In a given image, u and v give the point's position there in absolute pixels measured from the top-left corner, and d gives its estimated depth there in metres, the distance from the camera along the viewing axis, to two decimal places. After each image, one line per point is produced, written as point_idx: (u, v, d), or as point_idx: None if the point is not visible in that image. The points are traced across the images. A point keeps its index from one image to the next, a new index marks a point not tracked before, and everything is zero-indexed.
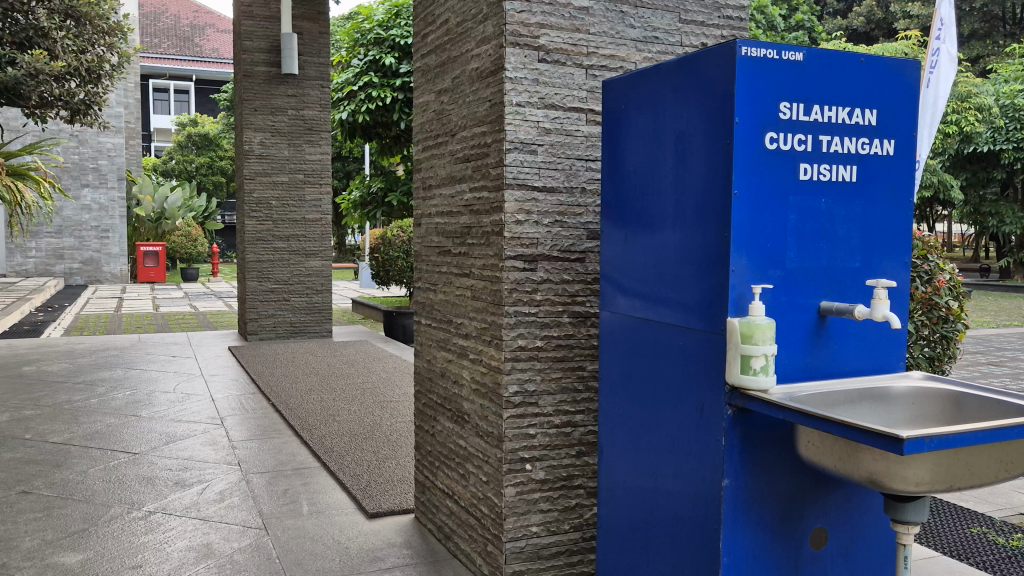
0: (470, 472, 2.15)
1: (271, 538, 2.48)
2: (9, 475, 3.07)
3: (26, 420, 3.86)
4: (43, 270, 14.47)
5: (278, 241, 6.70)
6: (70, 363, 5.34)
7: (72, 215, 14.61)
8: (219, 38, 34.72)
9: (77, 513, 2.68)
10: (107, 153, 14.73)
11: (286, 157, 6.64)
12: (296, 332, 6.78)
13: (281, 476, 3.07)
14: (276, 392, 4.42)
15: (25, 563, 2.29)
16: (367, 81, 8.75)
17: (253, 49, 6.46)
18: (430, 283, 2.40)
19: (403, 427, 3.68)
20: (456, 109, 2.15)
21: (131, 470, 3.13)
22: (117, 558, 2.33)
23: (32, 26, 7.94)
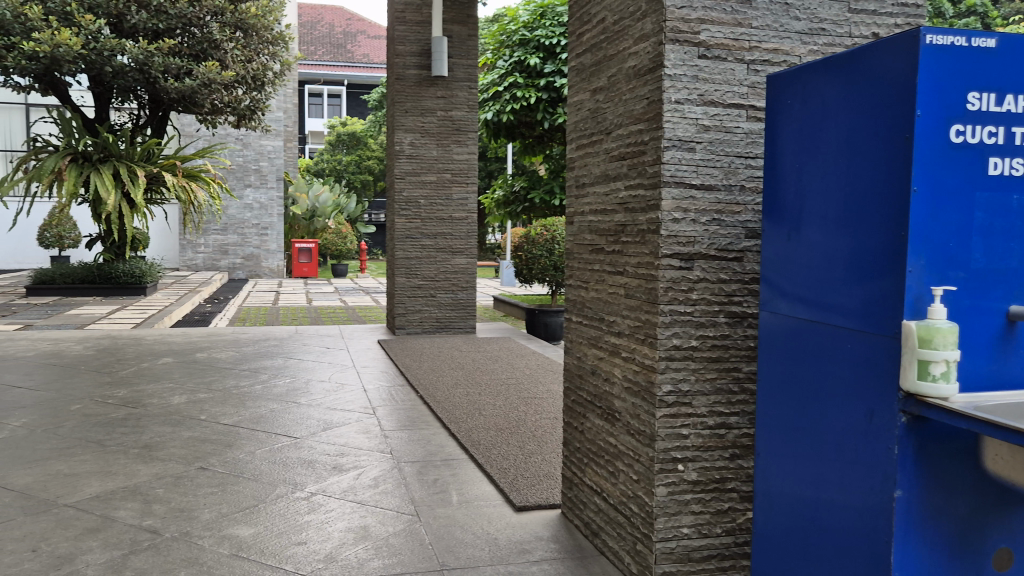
0: (621, 470, 2.15)
1: (423, 525, 2.57)
2: (189, 451, 3.34)
3: (201, 401, 4.18)
4: (210, 264, 15.58)
5: (426, 238, 6.91)
6: (237, 351, 5.72)
7: (236, 214, 15.63)
8: (370, 44, 36.49)
9: (248, 490, 2.88)
10: (268, 155, 15.71)
11: (434, 157, 6.85)
12: (441, 327, 6.98)
13: (430, 466, 3.18)
14: (424, 385, 4.58)
15: (205, 533, 2.49)
16: (512, 81, 8.95)
17: (405, 53, 6.70)
18: (581, 280, 2.42)
19: (547, 423, 3.72)
20: (613, 107, 2.15)
21: (293, 453, 3.33)
22: (284, 534, 2.49)
23: (206, 39, 10.42)
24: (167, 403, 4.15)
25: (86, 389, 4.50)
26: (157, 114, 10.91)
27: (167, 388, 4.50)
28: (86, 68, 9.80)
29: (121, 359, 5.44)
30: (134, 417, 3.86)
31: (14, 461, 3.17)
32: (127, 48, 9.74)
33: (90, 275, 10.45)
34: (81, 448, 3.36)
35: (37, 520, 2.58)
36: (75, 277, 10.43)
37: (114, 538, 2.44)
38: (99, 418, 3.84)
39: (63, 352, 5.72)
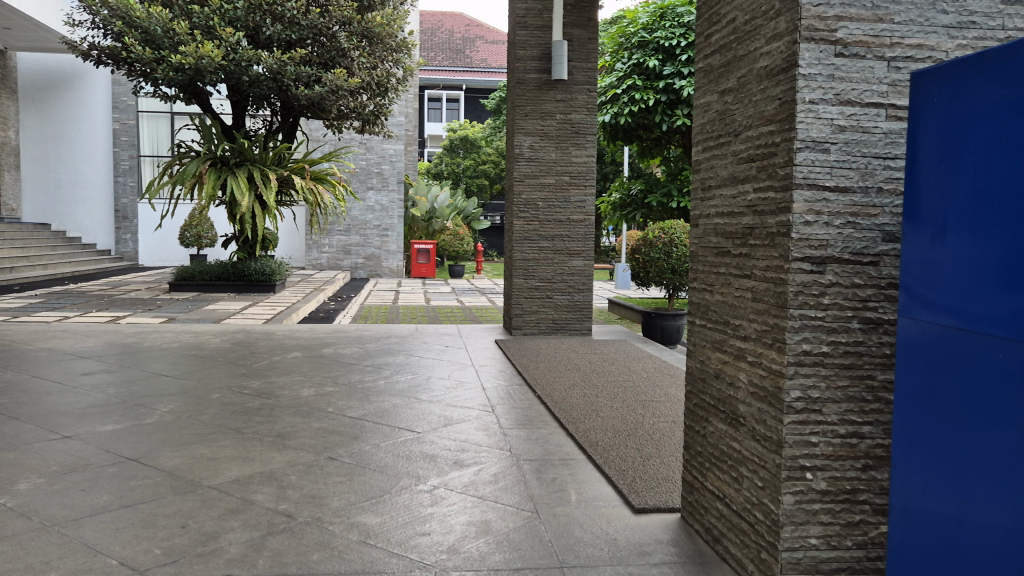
0: (745, 476, 2.12)
1: (542, 522, 2.60)
2: (319, 441, 3.50)
3: (329, 395, 4.38)
4: (333, 264, 16.23)
5: (544, 240, 6.97)
6: (361, 347, 5.94)
7: (358, 216, 16.20)
8: (488, 49, 37.08)
9: (374, 481, 3.00)
10: (389, 158, 16.19)
11: (553, 159, 6.90)
12: (557, 328, 7.02)
13: (549, 465, 3.22)
14: (541, 385, 4.62)
15: (336, 519, 2.61)
16: (631, 84, 8.96)
17: (526, 57, 6.79)
18: (706, 283, 2.39)
19: (665, 427, 3.69)
20: (742, 109, 2.12)
21: (416, 447, 3.43)
22: (408, 525, 2.58)
23: (335, 48, 10.88)
24: (297, 395, 4.36)
25: (224, 379, 4.79)
26: (288, 120, 11.46)
27: (297, 381, 4.74)
28: (225, 77, 10.40)
29: (254, 352, 5.76)
30: (268, 407, 4.08)
31: (163, 444, 3.42)
32: (262, 59, 10.24)
33: (226, 273, 11.05)
34: (221, 434, 3.58)
35: (185, 499, 2.78)
36: (211, 274, 11.07)
37: (253, 520, 2.59)
38: (237, 407, 4.08)
39: (203, 344, 6.11)
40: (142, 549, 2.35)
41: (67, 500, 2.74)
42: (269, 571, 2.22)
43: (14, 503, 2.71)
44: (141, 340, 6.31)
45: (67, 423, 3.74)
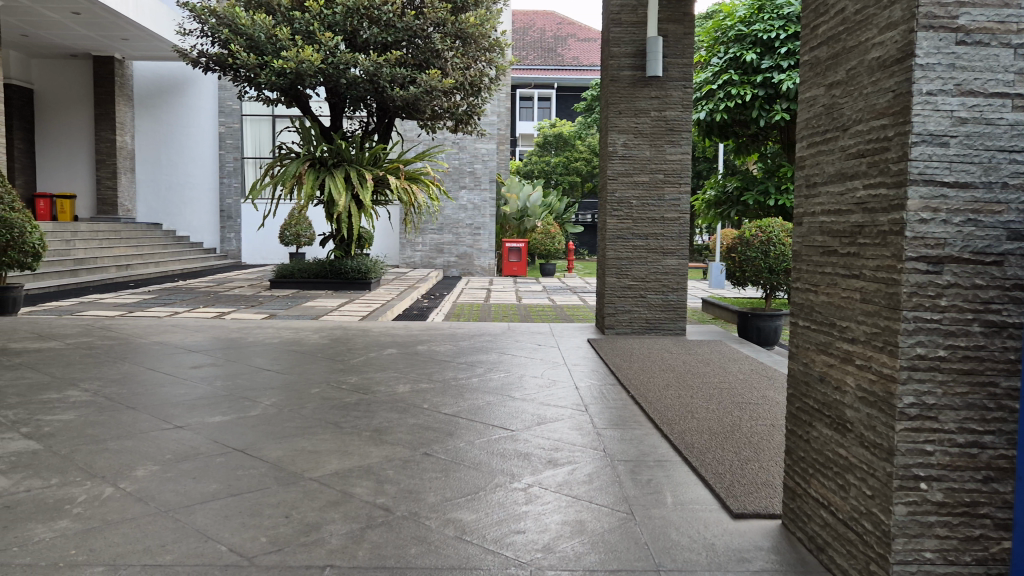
0: (852, 484, 2.04)
1: (637, 524, 2.57)
2: (415, 437, 3.56)
3: (423, 391, 4.45)
4: (427, 262, 16.54)
5: (638, 238, 6.89)
6: (454, 345, 6.01)
7: (451, 215, 16.42)
8: (580, 46, 37.04)
9: (469, 478, 3.03)
10: (482, 157, 16.32)
11: (647, 157, 6.82)
12: (650, 327, 6.94)
13: (644, 466, 3.18)
14: (634, 385, 4.57)
15: (432, 514, 2.65)
16: (727, 79, 8.80)
17: (620, 54, 6.73)
18: (810, 283, 2.31)
19: (764, 430, 3.60)
20: (852, 102, 2.04)
21: (509, 445, 3.45)
22: (503, 522, 2.59)
23: (429, 49, 11.05)
24: (393, 391, 4.45)
25: (323, 374, 4.93)
26: (384, 121, 11.71)
27: (392, 377, 4.84)
28: (325, 80, 10.71)
29: (352, 348, 5.91)
30: (365, 402, 4.18)
31: (267, 436, 3.54)
32: (359, 61, 10.49)
33: (324, 271, 11.41)
34: (321, 428, 3.68)
35: (288, 490, 2.87)
36: (310, 272, 11.43)
37: (352, 512, 2.66)
38: (336, 402, 4.19)
39: (303, 339, 6.30)
40: (249, 537, 2.44)
41: (180, 487, 2.87)
42: (370, 563, 2.27)
43: (132, 488, 2.86)
44: (245, 335, 6.57)
45: (178, 414, 3.92)
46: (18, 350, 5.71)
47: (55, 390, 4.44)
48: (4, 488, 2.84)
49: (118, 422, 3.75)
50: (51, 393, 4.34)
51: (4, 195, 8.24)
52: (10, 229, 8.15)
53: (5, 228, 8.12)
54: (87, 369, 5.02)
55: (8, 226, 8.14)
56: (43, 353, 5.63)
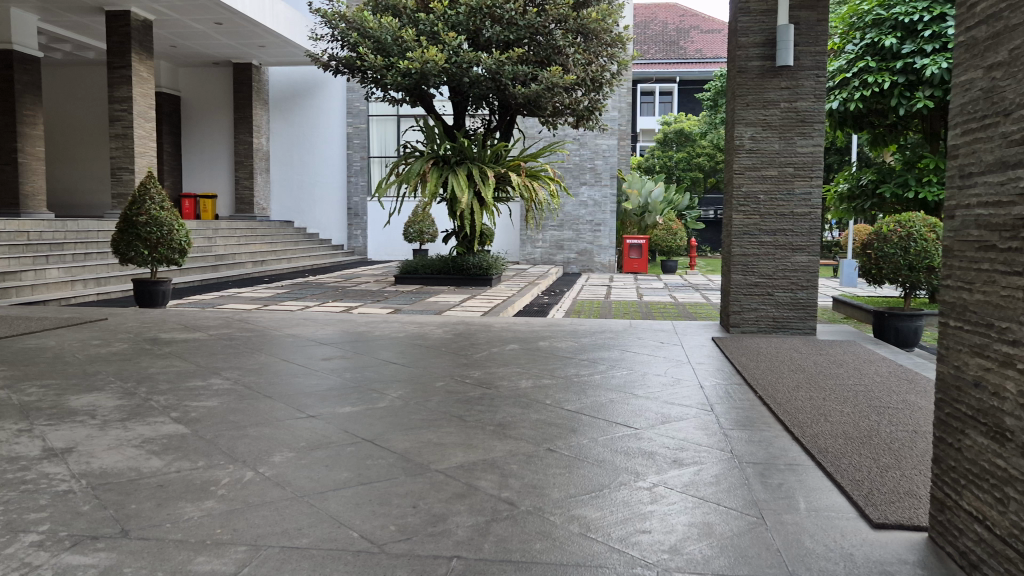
0: (1011, 498, 1.90)
1: (769, 529, 2.48)
2: (538, 432, 3.58)
3: (546, 387, 4.45)
4: (547, 258, 16.64)
5: (765, 234, 6.67)
6: (575, 341, 6.00)
7: (572, 211, 16.42)
8: (704, 38, 36.34)
9: (593, 475, 3.00)
10: (603, 153, 16.20)
11: (776, 151, 6.59)
12: (778, 327, 6.70)
13: (774, 469, 3.06)
14: (763, 385, 4.42)
15: (556, 510, 2.65)
16: (863, 66, 8.43)
17: (749, 44, 6.53)
18: (962, 281, 2.16)
19: (906, 436, 3.40)
20: (1016, 85, 1.89)
21: (633, 443, 3.40)
22: (628, 521, 2.55)
23: (551, 46, 11.08)
24: (516, 386, 4.49)
25: (447, 368, 5.02)
26: (505, 118, 11.81)
27: (514, 372, 4.87)
28: (448, 79, 10.91)
29: (475, 342, 5.99)
30: (488, 397, 4.23)
31: (395, 427, 3.63)
32: (482, 60, 10.65)
33: (447, 267, 11.64)
34: (446, 421, 3.75)
35: (415, 481, 2.93)
36: (433, 268, 11.67)
37: (478, 505, 2.69)
38: (461, 395, 4.26)
39: (427, 334, 6.44)
40: (379, 525, 2.51)
41: (314, 474, 2.99)
42: (496, 556, 2.29)
43: (270, 473, 3.00)
44: (372, 328, 6.79)
45: (311, 403, 4.08)
46: (166, 340, 6.11)
47: (200, 377, 4.72)
48: (156, 468, 3.04)
49: (257, 409, 3.94)
50: (196, 380, 4.62)
51: (154, 195, 8.82)
52: (159, 226, 8.72)
53: (155, 226, 8.70)
54: (228, 359, 5.31)
55: (157, 224, 8.71)
56: (188, 343, 6.00)
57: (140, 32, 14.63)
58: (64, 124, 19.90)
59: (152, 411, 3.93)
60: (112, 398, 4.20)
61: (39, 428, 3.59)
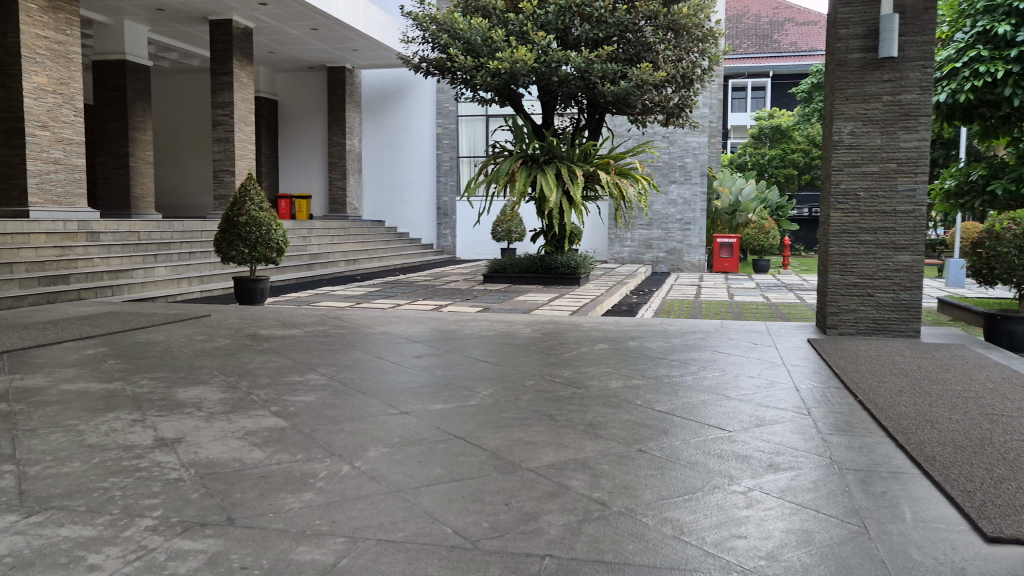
0: None
1: (872, 539, 2.40)
2: (628, 432, 3.55)
3: (637, 387, 4.41)
4: (635, 258, 16.52)
5: (865, 233, 6.44)
6: (666, 341, 5.93)
7: (661, 210, 16.24)
8: (799, 31, 35.40)
9: (686, 477, 2.96)
10: (693, 151, 15.95)
11: (877, 146, 6.35)
12: (879, 329, 6.45)
13: (876, 477, 2.96)
14: (863, 390, 4.26)
15: (649, 512, 2.62)
16: (973, 55, 8.03)
17: (848, 36, 6.34)
18: None
19: (1021, 446, 3.22)
20: None
21: (726, 446, 3.33)
22: (723, 525, 2.51)
23: (641, 43, 10.98)
24: (606, 386, 4.47)
25: (536, 367, 5.04)
26: (594, 117, 11.75)
27: (604, 372, 4.84)
28: (537, 78, 10.93)
29: (564, 342, 5.99)
30: (578, 396, 4.22)
31: (485, 425, 3.67)
32: (571, 59, 10.63)
33: (535, 266, 11.69)
34: (536, 419, 3.76)
35: (507, 478, 2.96)
36: (522, 267, 11.74)
37: (570, 505, 2.69)
38: (551, 394, 4.27)
39: (516, 333, 6.49)
40: (472, 521, 2.54)
41: (407, 469, 3.05)
42: (589, 556, 2.29)
43: (366, 467, 3.07)
44: (462, 327, 6.87)
45: (404, 400, 4.17)
46: (266, 336, 6.33)
47: (298, 373, 4.88)
48: (258, 459, 3.16)
49: (352, 405, 4.05)
50: (294, 375, 4.78)
51: (254, 196, 9.15)
52: (259, 227, 9.04)
53: (254, 226, 9.02)
54: (325, 355, 5.47)
55: (257, 224, 9.03)
56: (286, 339, 6.20)
57: (241, 40, 15.22)
58: (170, 129, 20.88)
59: (253, 404, 4.08)
60: (216, 391, 4.38)
61: (151, 418, 3.79)
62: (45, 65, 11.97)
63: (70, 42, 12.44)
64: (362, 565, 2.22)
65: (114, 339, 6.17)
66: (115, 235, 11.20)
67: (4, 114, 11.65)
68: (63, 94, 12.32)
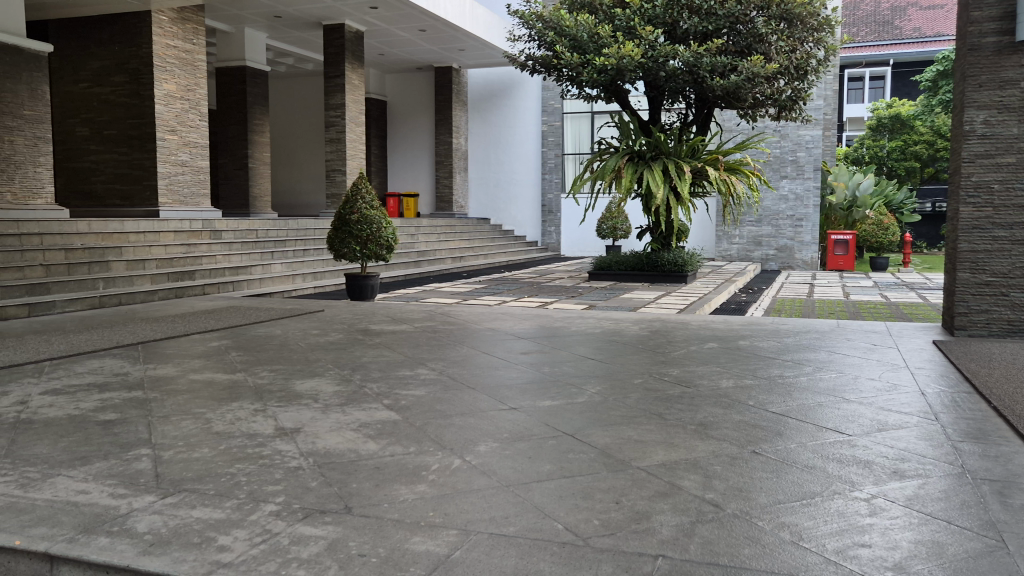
0: None
1: (1011, 554, 2.25)
2: (741, 434, 3.46)
3: (749, 388, 4.30)
4: (744, 255, 16.14)
5: (999, 229, 6.07)
6: (778, 341, 5.76)
7: (771, 206, 15.80)
8: (922, 15, 33.64)
9: (803, 482, 2.87)
10: (806, 145, 15.43)
11: (1014, 136, 5.97)
12: (1014, 331, 6.06)
13: (1014, 489, 2.78)
14: (997, 395, 4.01)
15: (764, 516, 2.55)
16: None
17: (982, 19, 5.97)
18: None
19: None
20: None
21: (845, 451, 3.21)
22: (845, 533, 2.41)
23: (752, 34, 10.70)
24: (716, 385, 4.37)
25: (644, 365, 4.99)
26: (703, 112, 11.51)
27: (714, 371, 4.74)
28: (644, 74, 10.81)
29: (672, 340, 5.90)
30: (687, 395, 4.15)
31: (594, 422, 3.66)
32: (679, 53, 10.46)
33: (641, 263, 11.57)
34: (645, 418, 3.72)
35: (617, 476, 2.93)
36: (628, 265, 11.64)
37: (682, 505, 2.64)
38: (660, 393, 4.22)
39: (623, 330, 6.43)
40: (583, 518, 2.53)
41: (516, 465, 3.07)
42: (703, 558, 2.24)
43: (476, 461, 3.11)
44: (568, 324, 6.87)
45: (512, 395, 4.20)
46: (377, 331, 6.50)
47: (409, 367, 4.99)
48: (373, 451, 3.24)
49: (462, 399, 4.11)
50: (405, 369, 4.89)
51: (365, 194, 9.42)
52: (370, 224, 9.29)
53: (366, 224, 9.28)
54: (435, 351, 5.57)
55: (368, 222, 9.29)
56: (396, 334, 6.36)
57: (353, 43, 15.68)
58: (286, 130, 21.73)
59: (367, 397, 4.20)
60: (332, 383, 4.53)
61: (272, 408, 3.96)
62: (174, 73, 12.68)
63: (197, 50, 13.12)
64: (475, 557, 2.25)
65: (236, 332, 6.47)
66: (236, 233, 11.77)
67: (138, 120, 12.42)
68: (190, 100, 13.00)
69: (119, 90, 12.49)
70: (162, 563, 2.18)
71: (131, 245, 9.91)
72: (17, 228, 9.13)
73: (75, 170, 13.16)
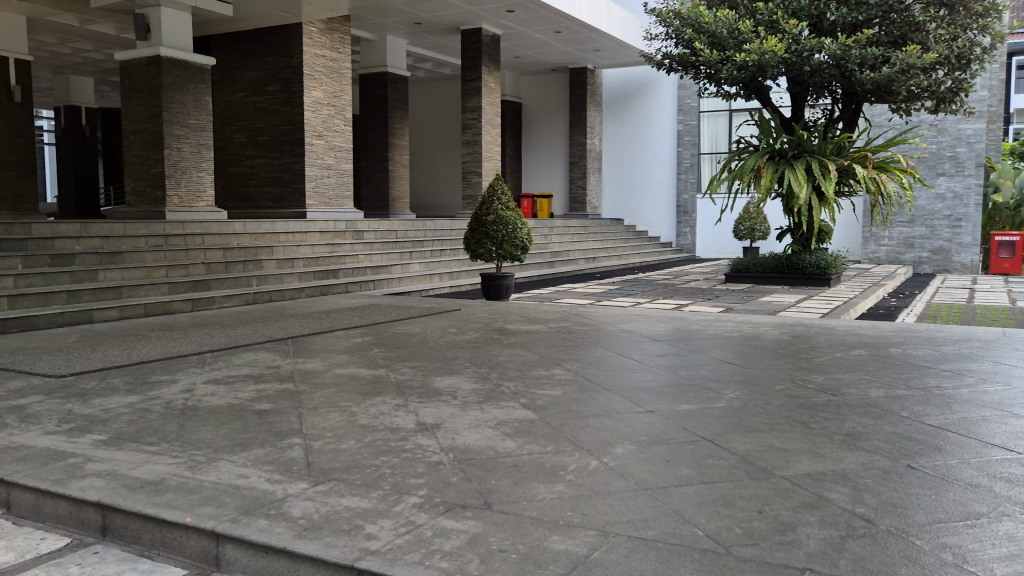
0: None
1: None
2: (896, 447, 3.28)
3: (901, 398, 4.07)
4: (894, 257, 15.32)
5: None
6: (934, 349, 5.42)
7: (925, 206, 14.90)
8: None
9: (966, 501, 2.68)
10: (967, 139, 14.43)
11: None
12: None
13: None
14: None
15: (922, 534, 2.41)
16: None
17: None
18: None
19: None
20: None
21: (1015, 470, 2.98)
22: (1016, 558, 2.24)
23: (908, 23, 10.14)
24: (865, 394, 4.16)
25: (785, 370, 4.81)
26: (851, 107, 10.98)
27: (862, 380, 4.52)
28: (787, 70, 10.43)
29: (816, 346, 5.66)
30: (834, 404, 3.97)
31: (735, 428, 3.57)
32: (826, 46, 10.03)
33: (781, 265, 11.17)
34: (789, 426, 3.59)
35: (760, 485, 2.84)
36: (767, 266, 11.26)
37: (831, 518, 2.53)
38: (803, 400, 4.06)
39: (762, 334, 6.23)
40: (724, 526, 2.47)
41: (654, 468, 3.03)
42: (856, 574, 2.14)
43: (614, 463, 3.10)
44: (706, 327, 6.73)
45: (649, 398, 4.16)
46: (513, 331, 6.59)
47: (544, 367, 5.02)
48: (511, 449, 3.29)
49: (597, 400, 4.11)
50: (541, 369, 4.94)
51: (502, 195, 9.55)
52: (505, 225, 9.42)
53: (502, 225, 9.41)
54: (570, 351, 5.58)
55: (504, 223, 9.42)
56: (531, 334, 6.42)
57: (489, 47, 15.95)
58: (424, 133, 22.37)
59: (504, 395, 4.27)
60: (469, 381, 4.64)
61: (413, 404, 4.09)
62: (322, 81, 13.30)
63: (343, 59, 13.71)
64: (614, 559, 2.24)
65: (379, 330, 6.72)
66: (377, 233, 12.24)
67: (288, 126, 13.11)
68: (336, 106, 13.58)
69: (273, 98, 13.23)
70: (315, 547, 2.29)
71: (282, 245, 10.48)
72: (182, 228, 9.83)
73: (232, 174, 14.09)
